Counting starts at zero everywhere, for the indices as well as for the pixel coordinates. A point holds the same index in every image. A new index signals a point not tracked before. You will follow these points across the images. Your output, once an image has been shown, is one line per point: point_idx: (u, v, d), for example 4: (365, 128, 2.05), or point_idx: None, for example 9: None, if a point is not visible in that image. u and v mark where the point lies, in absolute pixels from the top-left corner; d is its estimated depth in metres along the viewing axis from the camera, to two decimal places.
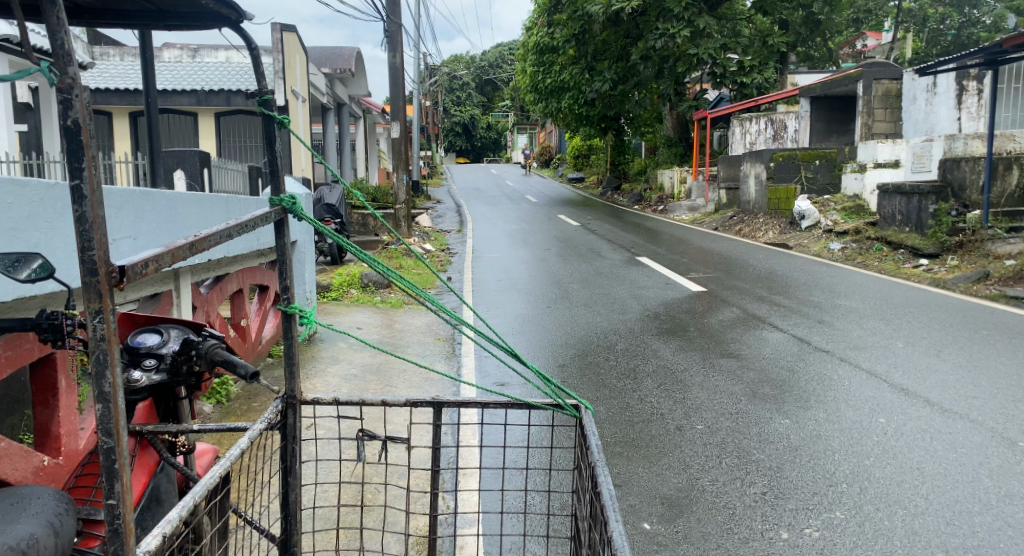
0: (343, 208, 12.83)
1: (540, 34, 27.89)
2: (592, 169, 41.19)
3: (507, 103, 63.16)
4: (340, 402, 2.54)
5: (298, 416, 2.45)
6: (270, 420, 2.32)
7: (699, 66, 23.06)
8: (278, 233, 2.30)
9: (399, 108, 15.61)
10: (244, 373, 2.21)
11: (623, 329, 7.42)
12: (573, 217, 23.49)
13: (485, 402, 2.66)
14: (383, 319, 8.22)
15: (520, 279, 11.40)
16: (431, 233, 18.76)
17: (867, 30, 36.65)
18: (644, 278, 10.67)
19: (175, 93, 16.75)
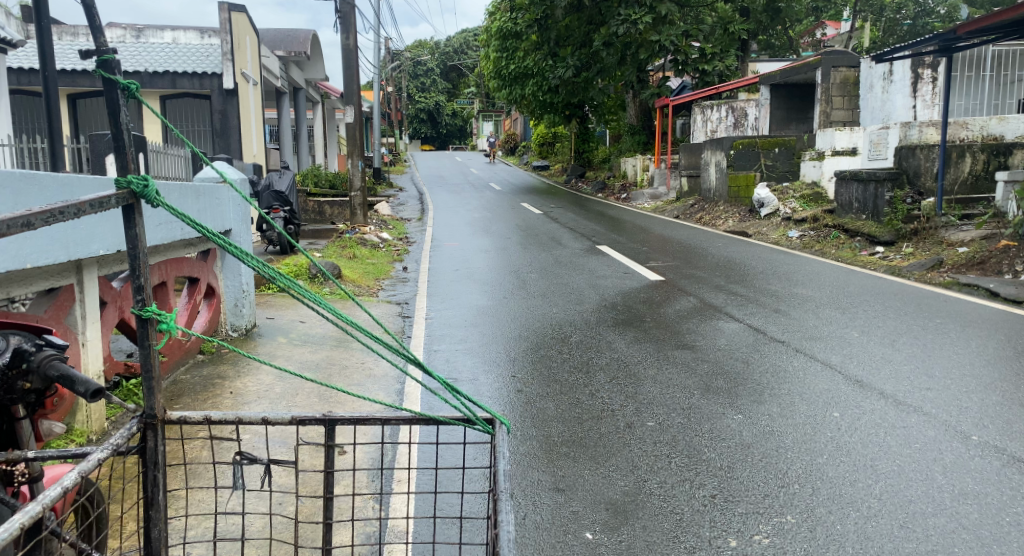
0: (292, 195, 12.51)
1: (502, 19, 27.57)
2: (556, 157, 41.02)
3: (471, 90, 62.55)
4: (209, 418, 2.39)
5: (158, 437, 2.34)
6: (118, 445, 2.21)
7: (661, 53, 22.93)
8: (128, 219, 2.18)
9: (352, 92, 15.20)
10: (84, 391, 2.24)
11: (577, 320, 7.22)
12: (535, 206, 23.28)
13: (388, 418, 2.38)
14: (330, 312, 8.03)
15: (476, 268, 11.15)
16: (390, 221, 18.43)
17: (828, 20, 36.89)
18: (602, 267, 10.50)
19: (117, 75, 16.27)
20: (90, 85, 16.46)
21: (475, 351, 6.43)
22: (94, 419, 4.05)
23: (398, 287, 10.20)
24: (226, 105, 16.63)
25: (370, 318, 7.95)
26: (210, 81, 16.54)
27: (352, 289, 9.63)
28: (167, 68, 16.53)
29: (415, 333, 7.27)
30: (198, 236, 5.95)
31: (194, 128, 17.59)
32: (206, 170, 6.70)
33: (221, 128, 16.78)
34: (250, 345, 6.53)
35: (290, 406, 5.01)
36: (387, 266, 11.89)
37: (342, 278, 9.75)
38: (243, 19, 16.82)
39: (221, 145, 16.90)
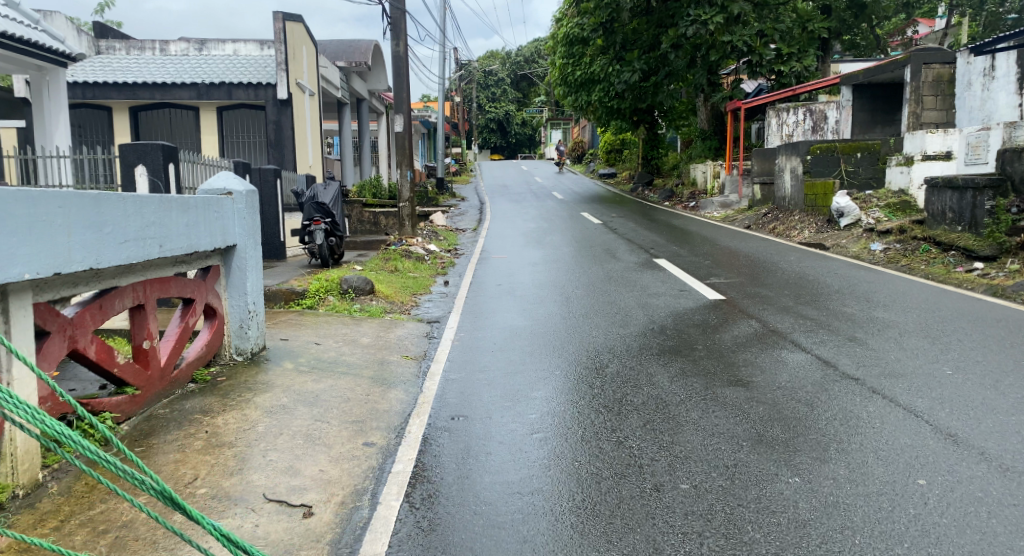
0: (336, 208, 12.33)
1: (569, 25, 26.91)
2: (624, 165, 40.24)
3: (542, 99, 62.05)
4: None
5: None
6: None
7: (734, 54, 21.84)
8: None
9: (403, 100, 14.75)
10: None
11: (619, 347, 6.40)
12: (598, 215, 22.52)
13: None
14: (351, 332, 7.56)
15: (522, 286, 10.44)
16: (443, 232, 17.95)
17: (920, 16, 34.84)
18: (656, 284, 9.67)
19: (175, 86, 16.70)
20: (151, 97, 16.69)
21: (498, 382, 5.70)
22: (22, 469, 3.70)
23: (433, 304, 9.71)
24: (280, 116, 16.55)
25: (392, 341, 7.40)
26: (264, 92, 16.57)
27: (384, 305, 9.20)
28: (223, 79, 16.60)
29: (436, 359, 6.65)
30: (188, 252, 5.50)
31: (250, 140, 17.60)
32: (209, 181, 6.30)
33: (274, 139, 16.65)
34: (253, 372, 5.97)
35: (270, 451, 4.41)
36: (427, 281, 11.48)
37: (374, 294, 9.43)
38: (300, 28, 16.72)
39: (276, 156, 16.74)
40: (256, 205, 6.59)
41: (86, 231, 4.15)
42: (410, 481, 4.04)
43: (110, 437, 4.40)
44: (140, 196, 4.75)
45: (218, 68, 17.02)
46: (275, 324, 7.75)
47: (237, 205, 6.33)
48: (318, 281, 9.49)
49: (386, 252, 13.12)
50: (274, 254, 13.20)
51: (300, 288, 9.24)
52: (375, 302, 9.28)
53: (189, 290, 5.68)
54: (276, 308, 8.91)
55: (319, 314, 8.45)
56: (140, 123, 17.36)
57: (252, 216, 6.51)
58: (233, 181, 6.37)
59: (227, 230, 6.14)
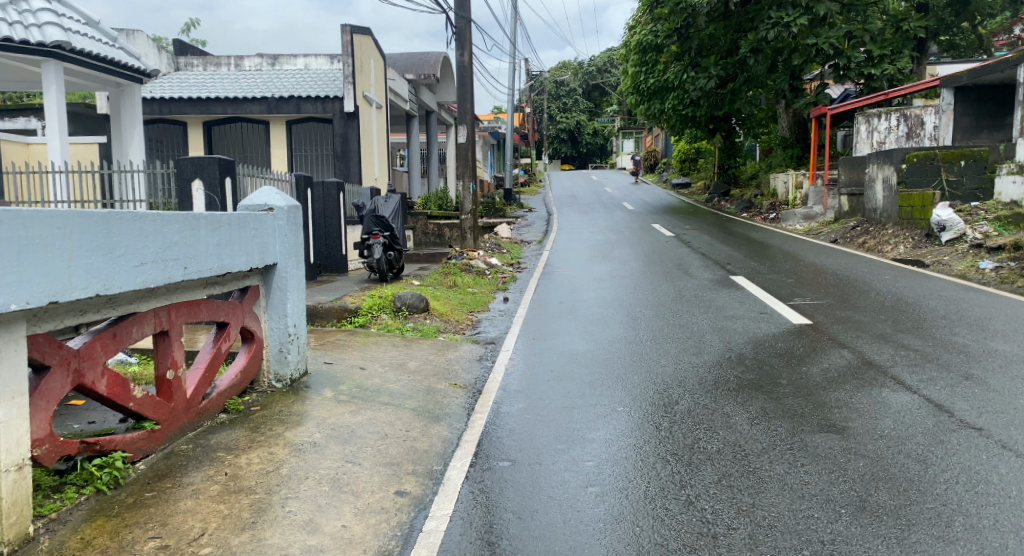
0: (397, 221, 12.09)
1: (642, 31, 26.96)
2: (699, 174, 39.23)
3: (613, 108, 61.35)
4: None
5: None
6: None
7: (819, 58, 20.80)
8: None
9: (467, 110, 14.35)
10: None
11: (692, 383, 5.74)
12: (670, 227, 21.75)
13: None
14: (398, 354, 7.10)
15: (589, 307, 9.83)
16: (507, 245, 17.53)
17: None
18: (735, 306, 8.95)
19: (246, 101, 16.38)
20: (222, 112, 16.41)
21: (553, 423, 5.13)
22: (7, 524, 3.32)
23: (490, 323, 9.21)
24: (346, 129, 16.04)
25: (442, 366, 6.89)
26: (333, 105, 16.17)
27: (438, 324, 8.75)
28: (292, 93, 16.30)
29: (487, 388, 6.11)
30: (220, 272, 5.05)
31: (318, 153, 17.15)
32: (250, 197, 5.85)
33: (341, 152, 16.15)
34: (291, 400, 5.54)
35: (290, 500, 3.93)
36: (486, 298, 11.02)
37: (429, 312, 9.00)
38: (369, 40, 16.35)
39: (342, 169, 16.22)
40: (300, 220, 6.13)
41: (90, 254, 3.71)
42: (445, 545, 3.51)
43: (122, 479, 4.00)
44: (162, 214, 4.32)
45: (288, 82, 16.82)
46: (321, 344, 7.35)
47: (278, 221, 5.87)
48: (372, 298, 9.11)
49: (447, 267, 12.77)
50: (337, 268, 12.87)
51: (353, 305, 8.86)
52: (429, 321, 8.83)
53: (222, 312, 5.24)
54: (329, 326, 8.55)
55: (368, 333, 8.03)
56: (213, 137, 17.26)
57: (295, 232, 6.06)
58: (276, 195, 5.92)
59: (267, 249, 5.70)
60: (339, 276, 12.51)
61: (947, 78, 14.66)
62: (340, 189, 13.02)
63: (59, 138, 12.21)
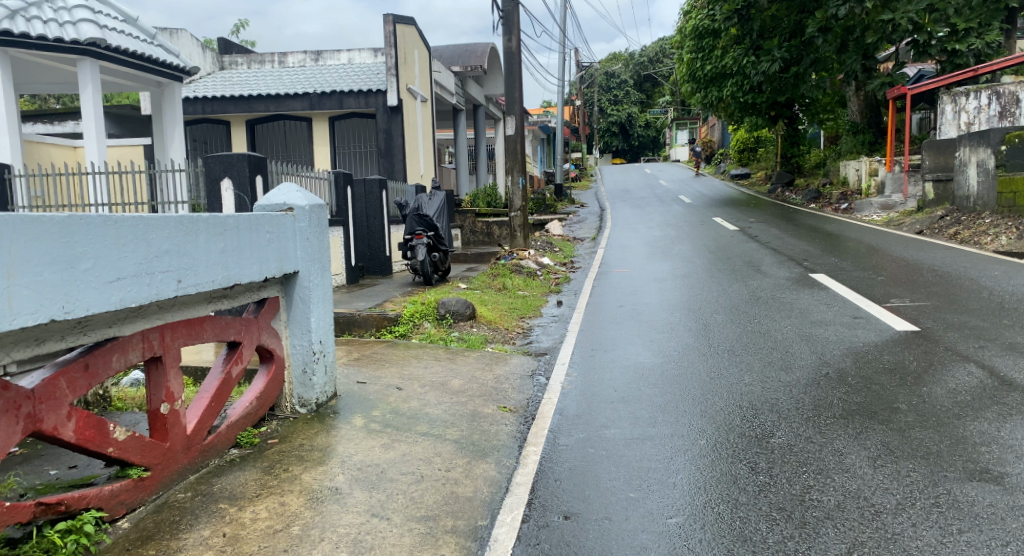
0: (443, 220, 11.33)
1: (698, 18, 27.80)
2: (758, 164, 38.15)
3: (666, 99, 60.02)
4: None
5: None
6: None
7: (897, 34, 22.18)
8: None
9: (514, 100, 13.52)
10: None
11: (790, 412, 4.96)
12: (733, 220, 20.86)
13: None
14: (440, 370, 6.28)
15: (654, 313, 8.92)
16: (560, 242, 16.72)
17: None
18: (823, 312, 8.06)
19: (288, 97, 15.21)
20: (266, 110, 15.22)
21: (624, 465, 4.29)
22: None
23: (544, 331, 8.35)
24: (390, 124, 15.12)
25: (490, 385, 6.04)
26: (375, 99, 15.08)
27: (485, 333, 7.93)
28: (335, 88, 15.17)
29: (541, 414, 5.27)
30: (227, 283, 4.21)
31: (361, 150, 16.03)
32: (267, 195, 5.10)
33: (385, 149, 15.25)
34: (313, 431, 4.73)
35: None
36: (538, 301, 10.20)
37: (477, 320, 8.21)
38: (412, 31, 15.60)
39: (386, 167, 15.37)
40: (324, 222, 5.33)
41: (39, 269, 2.94)
42: None
43: (94, 546, 3.27)
44: (145, 216, 3.51)
45: (331, 77, 15.87)
46: (354, 359, 6.56)
47: (299, 223, 5.06)
48: (413, 305, 8.34)
49: (496, 267, 12.03)
50: (380, 270, 12.19)
51: (393, 312, 8.12)
52: (475, 330, 8.02)
53: (233, 330, 4.41)
54: (367, 337, 7.82)
55: (406, 345, 7.24)
56: (256, 137, 16.10)
57: (320, 236, 5.26)
58: (293, 193, 5.13)
59: (286, 255, 4.90)
60: (384, 279, 11.77)
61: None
62: (383, 187, 12.29)
63: (95, 140, 11.13)
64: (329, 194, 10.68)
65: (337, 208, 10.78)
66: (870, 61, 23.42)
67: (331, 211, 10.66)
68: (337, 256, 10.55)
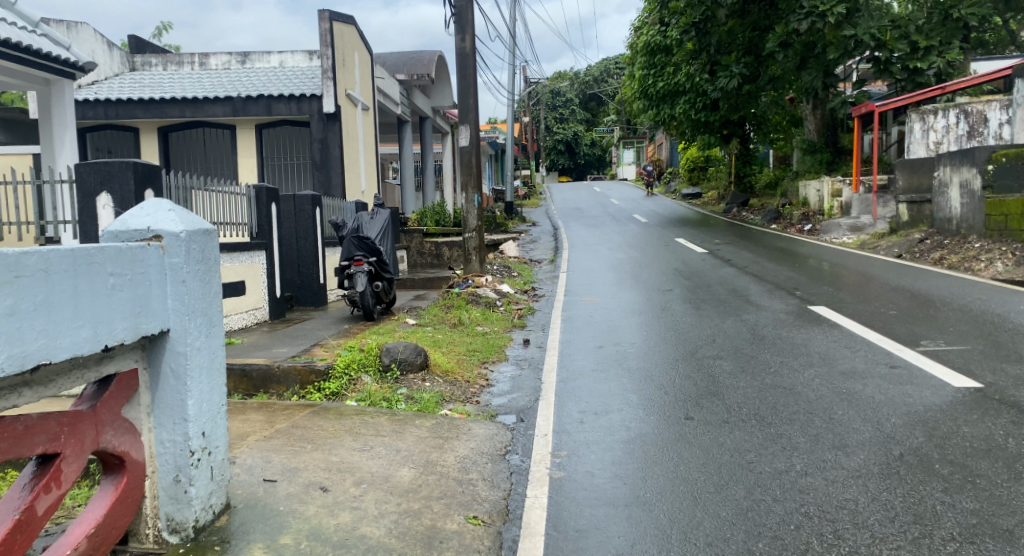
0: (385, 243, 9.69)
1: (650, 33, 27.49)
2: (708, 184, 37.52)
3: (612, 117, 59.34)
4: None
5: None
6: None
7: (859, 49, 21.48)
8: None
9: (469, 107, 12.00)
10: None
11: (887, 530, 3.51)
12: (695, 242, 19.75)
13: None
14: (385, 453, 4.64)
15: (643, 357, 7.45)
16: (516, 265, 15.23)
17: None
18: (849, 360, 6.72)
19: (207, 101, 13.35)
20: (181, 116, 13.34)
21: None
22: None
23: (512, 384, 6.76)
24: (326, 133, 13.39)
25: (452, 475, 4.43)
26: (308, 105, 13.37)
27: (439, 390, 6.29)
28: (263, 92, 13.41)
29: (527, 536, 3.69)
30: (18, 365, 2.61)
31: (295, 162, 14.22)
32: (125, 217, 3.37)
33: (320, 161, 13.48)
34: None
35: None
36: (501, 340, 8.62)
37: (429, 372, 6.57)
38: (352, 30, 14.01)
39: (321, 181, 13.58)
40: (215, 253, 3.59)
41: None
42: None
43: None
44: None
45: (258, 82, 14.07)
46: (266, 432, 4.89)
47: (170, 259, 3.32)
48: (350, 351, 6.67)
49: (448, 298, 10.43)
50: (313, 299, 10.48)
51: (323, 360, 6.45)
52: (428, 385, 6.37)
53: (35, 442, 2.71)
54: (288, 397, 6.14)
55: (339, 409, 5.59)
56: (170, 148, 14.08)
57: (209, 278, 3.52)
58: (162, 211, 3.40)
59: (146, 308, 3.17)
60: (315, 312, 10.09)
61: (1022, 68, 16.15)
62: (317, 204, 10.55)
63: None
64: (249, 212, 8.89)
65: (258, 228, 9.02)
66: (831, 78, 22.64)
67: (251, 232, 8.88)
68: (257, 287, 8.78)
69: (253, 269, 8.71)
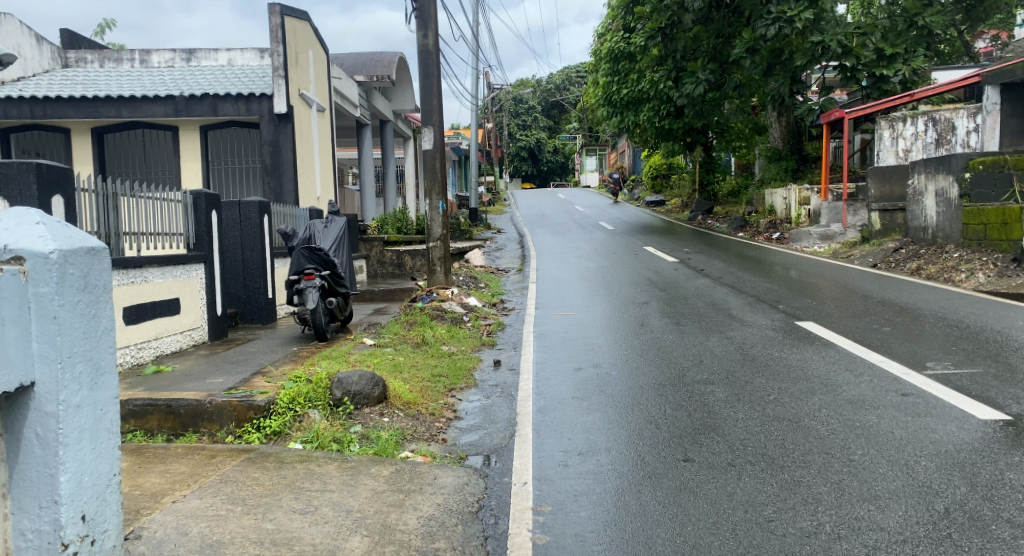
0: (339, 255, 8.88)
1: (613, 38, 26.93)
2: (672, 192, 37.19)
3: (574, 125, 59.06)
4: None
5: None
6: None
7: (825, 56, 21.16)
8: None
9: (432, 108, 11.21)
10: None
11: None
12: (665, 250, 19.18)
13: None
14: (332, 517, 3.87)
15: (625, 383, 6.74)
16: (481, 276, 14.48)
17: (998, 33, 32.10)
18: (856, 386, 6.06)
19: (146, 100, 12.35)
20: (116, 115, 12.33)
21: None
22: None
23: (483, 417, 5.98)
24: (277, 135, 12.53)
25: (414, 544, 3.66)
26: (257, 105, 12.49)
27: (400, 426, 5.50)
28: (206, 90, 12.48)
29: None
30: None
31: (243, 166, 13.29)
32: None
33: (270, 165, 12.58)
34: None
35: None
36: (469, 362, 7.84)
37: (387, 405, 5.77)
38: (305, 27, 13.17)
39: (271, 187, 12.72)
40: (105, 277, 2.89)
41: None
42: None
43: None
44: None
45: (203, 80, 13.11)
46: (189, 489, 4.06)
47: (34, 289, 2.61)
48: (296, 381, 5.83)
49: (410, 314, 9.63)
50: (259, 316, 9.59)
51: (265, 393, 5.61)
52: (387, 421, 5.58)
53: None
54: (222, 438, 5.30)
55: (280, 456, 4.78)
56: (106, 150, 13.03)
57: (96, 312, 2.82)
58: (29, 224, 2.71)
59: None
60: (262, 330, 9.20)
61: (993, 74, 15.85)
62: (265, 212, 9.67)
63: None
64: (185, 221, 7.98)
65: (196, 239, 8.11)
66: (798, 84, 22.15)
67: (188, 243, 7.97)
68: (194, 304, 7.88)
69: (189, 284, 7.80)
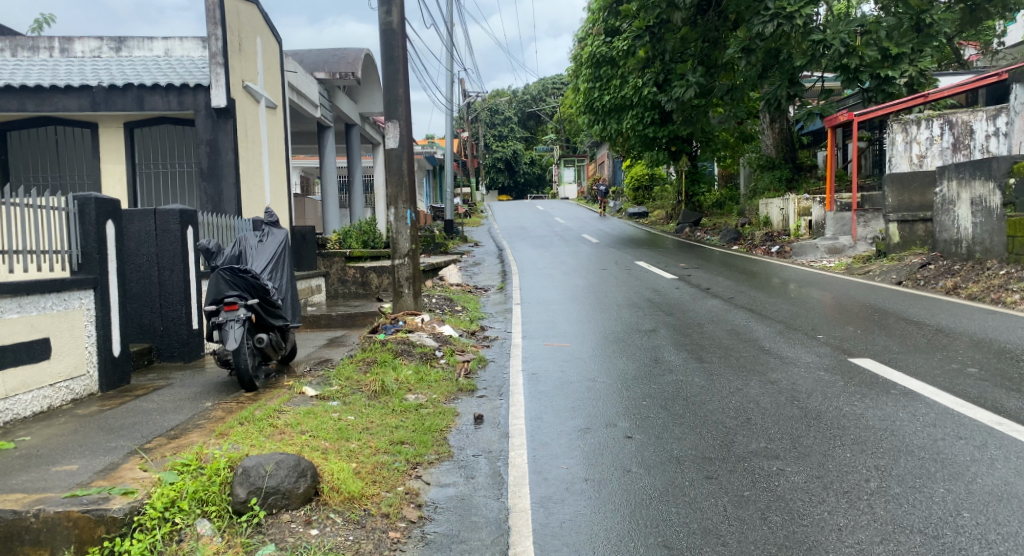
0: (277, 277, 7.03)
1: (595, 42, 25.26)
2: (654, 203, 35.54)
3: (552, 136, 57.52)
4: None
5: None
6: None
7: (827, 58, 19.65)
8: None
9: (397, 99, 9.37)
10: None
11: None
12: (660, 265, 17.46)
13: None
14: None
15: (653, 454, 4.93)
16: (457, 296, 12.62)
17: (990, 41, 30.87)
18: (988, 466, 4.29)
19: (56, 92, 10.38)
20: (18, 108, 10.46)
21: None
22: None
23: (460, 517, 4.12)
24: (215, 133, 10.62)
25: None
26: (192, 98, 10.59)
27: (334, 546, 3.63)
28: (129, 80, 10.53)
29: None
30: None
31: (178, 169, 11.38)
32: None
33: (207, 168, 10.68)
34: None
35: None
36: (442, 416, 5.97)
37: (315, 507, 3.89)
38: (248, 8, 11.29)
39: (209, 193, 10.78)
40: None
41: None
42: None
43: None
44: None
45: (130, 70, 11.17)
46: None
47: None
48: (182, 473, 3.94)
49: (370, 348, 7.78)
50: (178, 353, 7.65)
51: (131, 493, 3.72)
52: (315, 536, 3.70)
53: None
54: None
55: None
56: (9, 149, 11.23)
57: None
58: None
59: None
60: (179, 372, 7.26)
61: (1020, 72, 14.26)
62: (187, 222, 7.73)
63: None
64: (67, 235, 6.07)
65: (82, 257, 6.17)
66: (795, 88, 20.55)
67: (71, 264, 6.07)
68: (78, 343, 5.96)
69: (69, 318, 5.87)
